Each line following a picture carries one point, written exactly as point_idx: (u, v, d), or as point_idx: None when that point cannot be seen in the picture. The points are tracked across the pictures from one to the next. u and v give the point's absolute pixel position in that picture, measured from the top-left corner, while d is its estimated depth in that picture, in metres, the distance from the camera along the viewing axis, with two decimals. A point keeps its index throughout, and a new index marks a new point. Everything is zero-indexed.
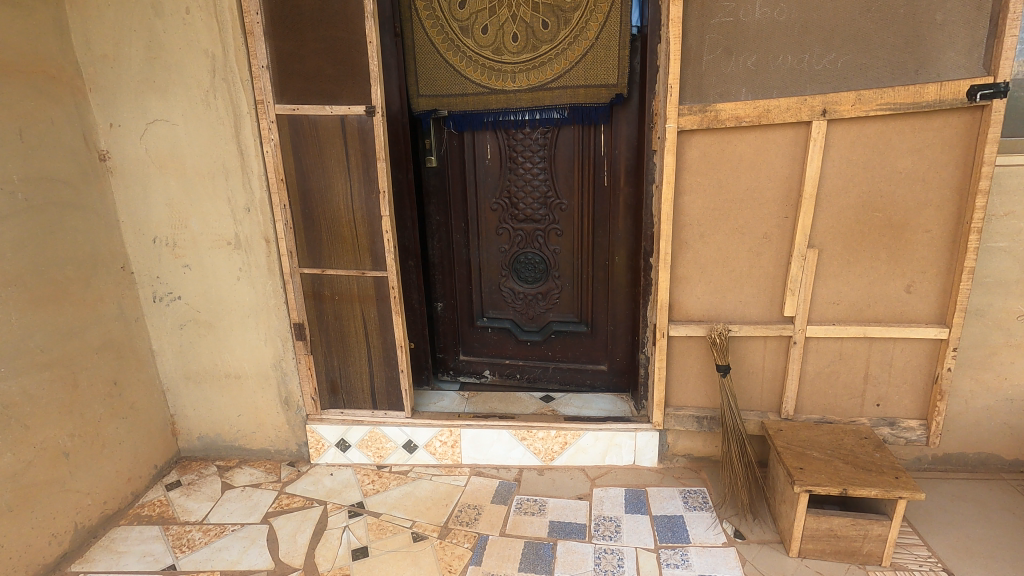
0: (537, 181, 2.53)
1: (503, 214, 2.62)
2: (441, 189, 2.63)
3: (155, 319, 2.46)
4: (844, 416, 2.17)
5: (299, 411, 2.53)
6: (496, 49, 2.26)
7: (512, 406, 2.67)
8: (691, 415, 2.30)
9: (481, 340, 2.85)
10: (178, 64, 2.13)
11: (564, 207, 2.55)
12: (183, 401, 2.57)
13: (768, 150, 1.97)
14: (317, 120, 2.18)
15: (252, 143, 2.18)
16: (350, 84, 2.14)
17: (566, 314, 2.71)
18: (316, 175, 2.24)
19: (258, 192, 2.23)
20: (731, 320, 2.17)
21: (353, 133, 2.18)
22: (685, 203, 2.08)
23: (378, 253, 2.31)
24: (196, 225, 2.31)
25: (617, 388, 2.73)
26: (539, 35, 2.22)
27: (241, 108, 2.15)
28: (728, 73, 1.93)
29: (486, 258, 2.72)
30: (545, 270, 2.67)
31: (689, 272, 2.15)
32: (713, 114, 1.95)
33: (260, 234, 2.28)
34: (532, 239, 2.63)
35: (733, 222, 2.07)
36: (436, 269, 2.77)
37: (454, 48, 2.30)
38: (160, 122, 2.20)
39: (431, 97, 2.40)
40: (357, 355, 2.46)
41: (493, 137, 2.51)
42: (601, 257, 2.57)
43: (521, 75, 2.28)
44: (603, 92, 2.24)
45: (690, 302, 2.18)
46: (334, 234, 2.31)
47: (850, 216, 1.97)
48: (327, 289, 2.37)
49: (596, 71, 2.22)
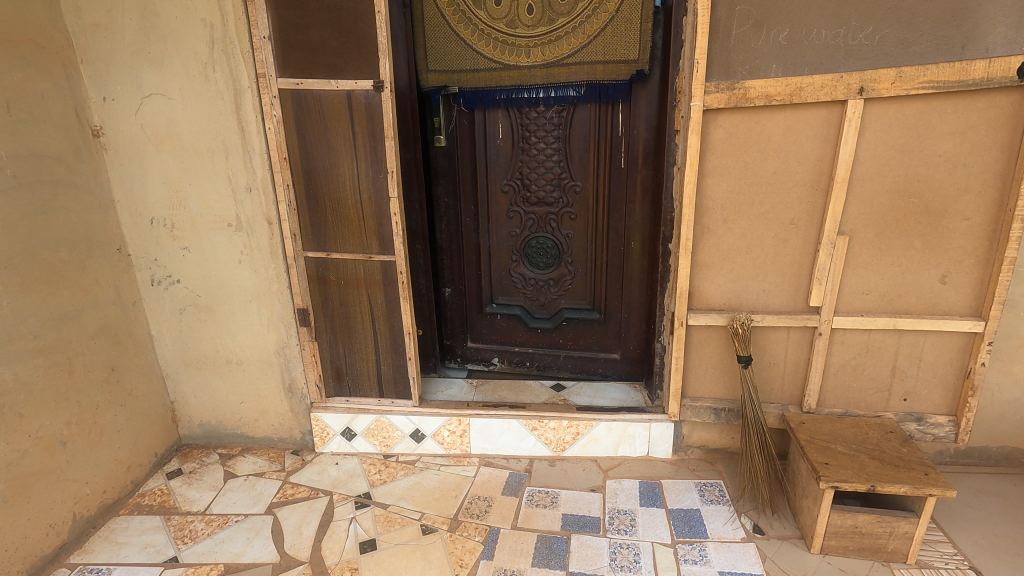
0: (551, 162, 2.42)
1: (514, 197, 2.51)
2: (451, 170, 2.52)
3: (153, 303, 2.37)
4: (868, 411, 2.10)
5: (303, 398, 2.47)
6: (509, 22, 2.17)
7: (523, 395, 2.58)
8: (709, 407, 2.24)
9: (490, 326, 2.76)
10: (175, 35, 2.00)
11: (578, 189, 2.44)
12: (184, 388, 2.50)
13: (798, 131, 1.87)
14: (321, 95, 2.04)
15: (253, 119, 2.06)
16: (357, 57, 2.00)
17: (578, 301, 2.62)
18: (321, 154, 2.11)
19: (260, 170, 2.13)
20: (754, 310, 2.09)
21: (360, 109, 2.04)
22: (708, 186, 1.99)
23: (385, 236, 2.18)
24: (195, 206, 2.21)
25: (630, 377, 2.65)
26: (555, 7, 2.12)
27: (241, 82, 2.03)
28: (758, 48, 1.83)
29: (496, 242, 2.61)
30: (557, 255, 2.56)
31: (710, 259, 2.07)
32: (741, 92, 1.85)
33: (262, 215, 2.19)
34: (544, 223, 2.52)
35: (758, 207, 1.98)
36: (444, 253, 2.66)
37: (465, 21, 2.20)
38: (156, 96, 2.08)
39: (441, 73, 2.30)
40: (363, 342, 2.36)
41: (505, 115, 2.40)
42: (616, 242, 2.47)
43: (537, 51, 2.19)
44: (622, 68, 2.13)
45: (711, 290, 2.11)
46: (338, 216, 2.18)
47: (883, 202, 1.87)
48: (332, 274, 2.26)
49: (616, 46, 2.11)
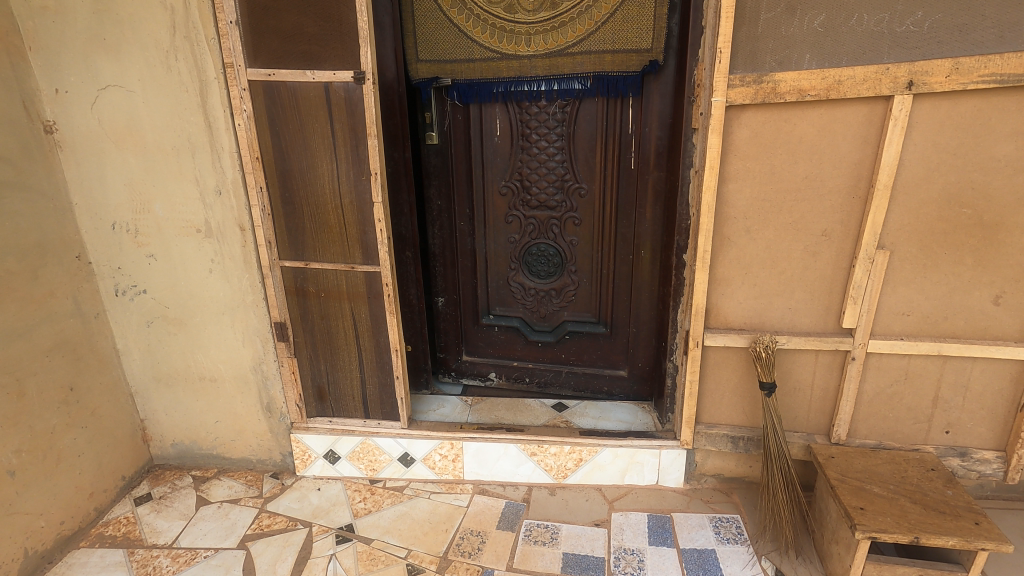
0: (553, 163, 2.20)
1: (514, 200, 2.29)
2: (444, 170, 2.31)
3: (118, 315, 2.17)
4: (905, 443, 1.89)
5: (283, 418, 2.27)
6: (508, 6, 1.96)
7: (522, 415, 2.37)
8: (725, 435, 2.03)
9: (486, 339, 2.55)
10: (133, 19, 1.79)
11: (583, 192, 2.22)
12: (154, 406, 2.31)
13: (835, 131, 1.65)
14: (296, 88, 1.81)
15: (221, 114, 1.85)
16: (336, 45, 1.76)
17: (582, 314, 2.40)
18: (297, 154, 1.89)
19: (231, 171, 1.92)
20: (779, 330, 1.87)
21: (339, 103, 1.81)
22: (729, 193, 1.78)
23: (369, 245, 1.96)
24: (160, 209, 2.00)
25: (638, 397, 2.44)
26: None
27: (207, 73, 1.81)
28: (790, 35, 1.60)
29: (493, 248, 2.39)
30: (560, 263, 2.34)
31: (730, 273, 1.86)
32: (770, 86, 1.62)
33: (234, 221, 1.98)
34: (546, 228, 2.30)
35: (787, 216, 1.76)
36: (436, 260, 2.46)
37: (458, 5, 1.99)
38: (115, 88, 1.87)
39: (431, 64, 2.08)
40: (346, 359, 2.16)
41: (503, 110, 2.18)
42: (625, 250, 2.25)
43: (538, 39, 1.97)
44: (634, 59, 1.91)
45: (731, 308, 1.89)
46: (317, 222, 1.96)
47: (930, 213, 1.65)
48: (312, 285, 2.05)
49: (627, 33, 1.89)
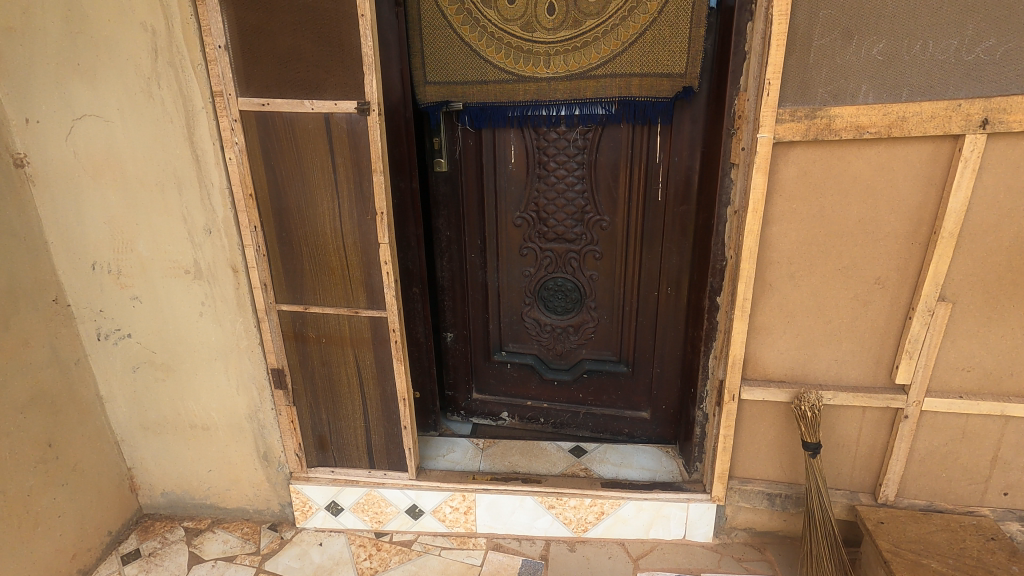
0: (573, 193, 2.03)
1: (529, 231, 2.12)
2: (453, 199, 2.13)
3: (101, 360, 2.00)
4: (958, 505, 1.74)
5: (281, 467, 2.11)
6: (526, 24, 1.78)
7: (538, 461, 2.22)
8: (761, 491, 1.89)
9: (498, 376, 2.39)
10: (109, 41, 1.59)
11: (604, 224, 2.05)
12: (142, 454, 2.14)
13: (894, 171, 1.48)
14: (293, 118, 1.63)
15: (210, 147, 1.67)
16: (337, 71, 1.58)
17: (602, 352, 2.24)
18: (294, 190, 1.71)
19: (221, 209, 1.74)
20: (823, 383, 1.72)
21: (341, 135, 1.63)
22: (773, 235, 1.61)
23: (374, 288, 1.79)
24: (144, 249, 1.82)
25: (661, 439, 2.29)
26: (582, 6, 1.73)
27: (194, 101, 1.63)
28: (847, 65, 1.43)
29: (506, 281, 2.23)
30: (578, 299, 2.18)
31: (771, 321, 1.70)
32: (824, 122, 1.45)
33: (226, 261, 1.81)
34: (563, 262, 2.14)
35: (836, 262, 1.60)
36: (445, 294, 2.29)
37: (471, 22, 1.81)
38: (91, 117, 1.68)
39: (440, 86, 1.90)
40: (349, 407, 1.99)
41: (519, 135, 2.00)
42: (649, 286, 2.08)
43: (559, 60, 1.79)
44: (665, 84, 1.73)
45: (770, 358, 1.73)
46: (317, 263, 1.79)
47: (997, 262, 1.49)
48: (312, 330, 1.88)
49: (657, 55, 1.71)
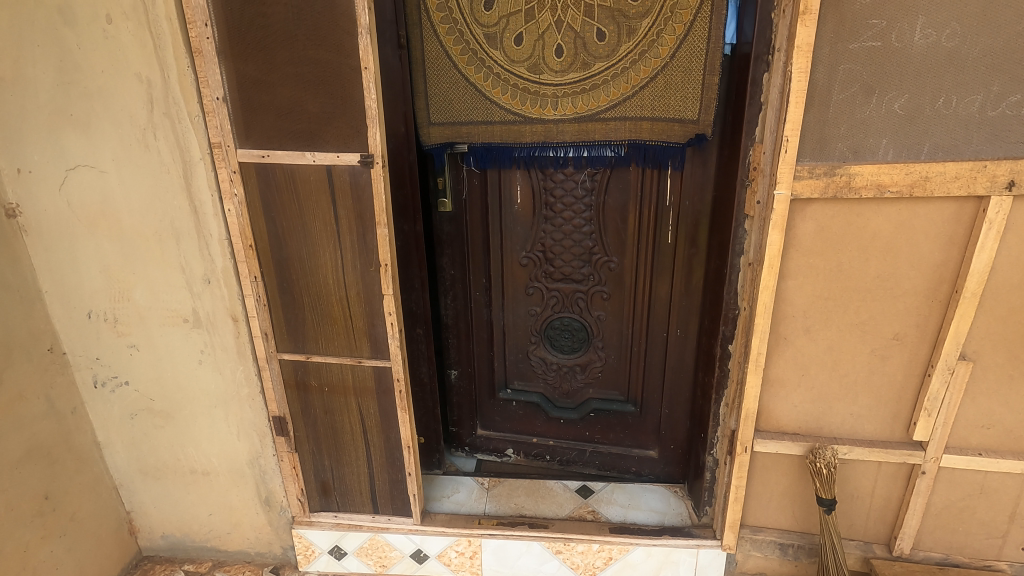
0: (580, 233, 1.98)
1: (535, 271, 2.08)
2: (458, 238, 2.09)
3: (98, 407, 1.95)
4: (974, 558, 1.70)
5: (283, 512, 2.08)
6: (533, 66, 1.72)
7: (544, 502, 2.18)
8: (772, 541, 1.86)
9: (503, 413, 2.35)
10: (103, 92, 1.54)
11: (613, 265, 2.00)
12: (141, 499, 2.10)
13: (914, 228, 1.44)
14: (293, 170, 1.58)
15: (208, 198, 1.62)
16: (339, 121, 1.53)
17: (609, 391, 2.20)
18: (295, 241, 1.66)
19: (220, 259, 1.70)
20: (838, 437, 1.68)
21: (344, 187, 1.58)
22: (788, 290, 1.57)
23: (378, 338, 1.75)
24: (141, 298, 1.78)
25: (669, 478, 2.25)
26: (591, 49, 1.67)
27: (191, 153, 1.58)
28: (868, 121, 1.38)
29: (511, 320, 2.18)
30: (585, 338, 2.14)
31: (785, 374, 1.66)
32: (844, 179, 1.41)
33: (226, 311, 1.77)
34: (570, 302, 2.09)
35: (853, 317, 1.56)
36: (449, 332, 2.25)
37: (476, 63, 1.75)
38: (86, 167, 1.63)
39: (445, 126, 1.85)
40: (353, 454, 1.95)
41: (525, 176, 1.95)
42: (658, 327, 2.04)
43: (567, 101, 1.73)
44: (676, 129, 1.68)
45: (784, 410, 1.70)
46: (319, 313, 1.74)
47: (1019, 321, 1.46)
48: (314, 379, 1.84)
49: (669, 100, 1.66)
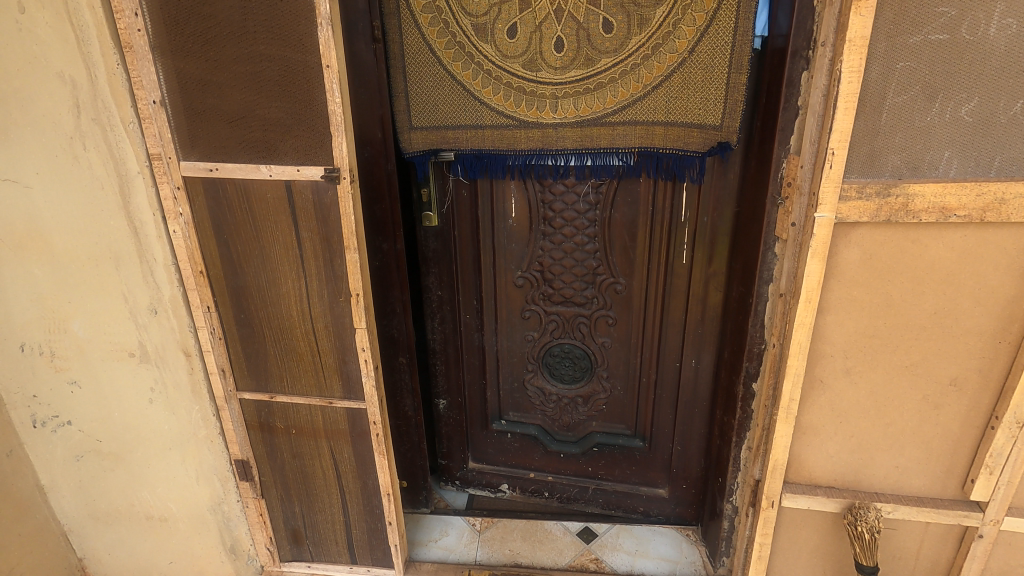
0: (582, 252, 1.75)
1: (531, 292, 1.85)
2: (445, 256, 1.85)
3: (38, 449, 1.72)
4: None
5: (251, 560, 1.87)
6: (528, 62, 1.48)
7: (542, 548, 1.96)
8: None
9: (497, 446, 2.13)
10: (21, 90, 1.28)
11: (619, 288, 1.77)
12: (94, 545, 1.88)
13: (981, 259, 1.21)
14: (247, 186, 1.35)
15: (149, 219, 1.40)
16: (299, 129, 1.29)
17: (614, 425, 1.98)
18: (253, 267, 1.43)
19: (167, 288, 1.47)
20: (880, 492, 1.46)
21: (306, 206, 1.35)
22: (826, 326, 1.34)
23: (351, 377, 1.53)
24: (80, 330, 1.55)
25: (680, 519, 2.03)
26: (596, 42, 1.43)
27: (128, 168, 1.35)
28: (930, 131, 1.15)
29: (506, 346, 1.96)
30: (588, 367, 1.91)
31: (819, 422, 1.43)
32: (901, 201, 1.18)
33: (176, 345, 1.55)
34: (571, 327, 1.86)
35: (903, 358, 1.33)
36: (437, 358, 2.02)
37: (463, 59, 1.51)
38: (5, 180, 1.37)
39: (428, 131, 1.61)
40: (326, 501, 1.74)
41: (520, 187, 1.72)
42: (670, 357, 1.82)
43: (568, 103, 1.50)
44: (694, 136, 1.45)
45: (817, 461, 1.47)
46: (283, 349, 1.52)
47: None
48: (280, 420, 1.62)
49: (686, 103, 1.42)
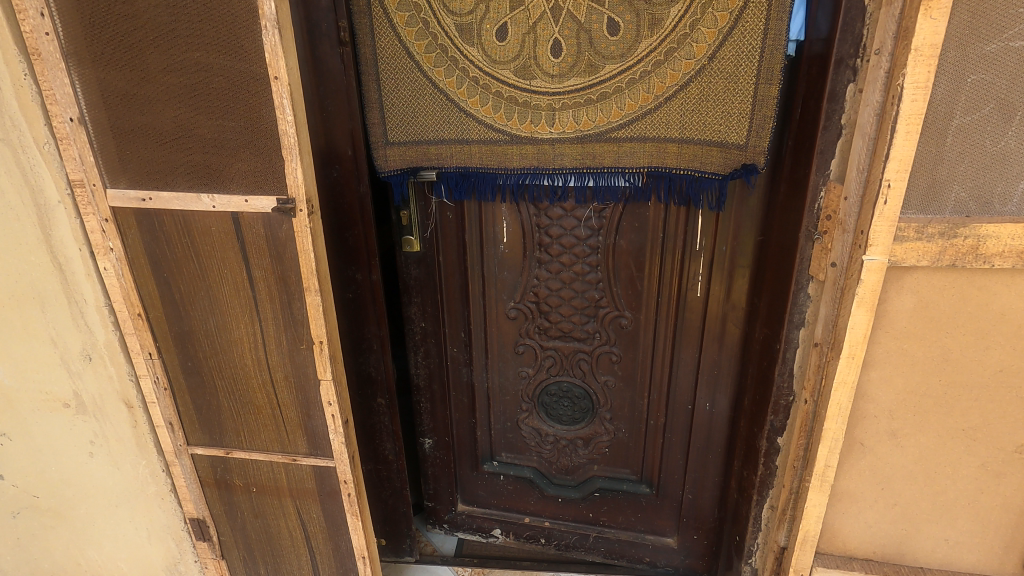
0: (583, 282, 1.55)
1: (526, 325, 1.65)
2: (429, 284, 1.65)
3: None
4: None
5: None
6: (521, 68, 1.27)
7: None
8: None
9: (489, 488, 1.94)
10: None
11: (625, 322, 1.57)
12: None
13: None
14: (188, 218, 1.14)
15: (76, 254, 1.20)
16: (245, 151, 1.08)
17: (618, 469, 1.78)
18: (199, 310, 1.23)
19: (102, 332, 1.28)
20: (925, 567, 1.26)
21: (258, 241, 1.15)
22: (870, 383, 1.14)
23: (317, 432, 1.33)
24: (6, 377, 1.34)
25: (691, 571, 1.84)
26: (599, 46, 1.22)
27: (47, 196, 1.15)
28: (1004, 159, 0.95)
29: (497, 382, 1.76)
30: (589, 407, 1.71)
31: (857, 488, 1.24)
32: (970, 244, 0.99)
33: (116, 395, 1.35)
34: (571, 364, 1.66)
35: (959, 421, 1.13)
36: (421, 394, 1.82)
37: (444, 64, 1.30)
38: None
39: (406, 146, 1.40)
40: (294, 564, 1.53)
41: (512, 210, 1.52)
42: (681, 398, 1.62)
43: (567, 116, 1.29)
44: (714, 156, 1.24)
45: (853, 532, 1.28)
46: (239, 400, 1.32)
47: None
48: (238, 477, 1.42)
49: (705, 117, 1.22)
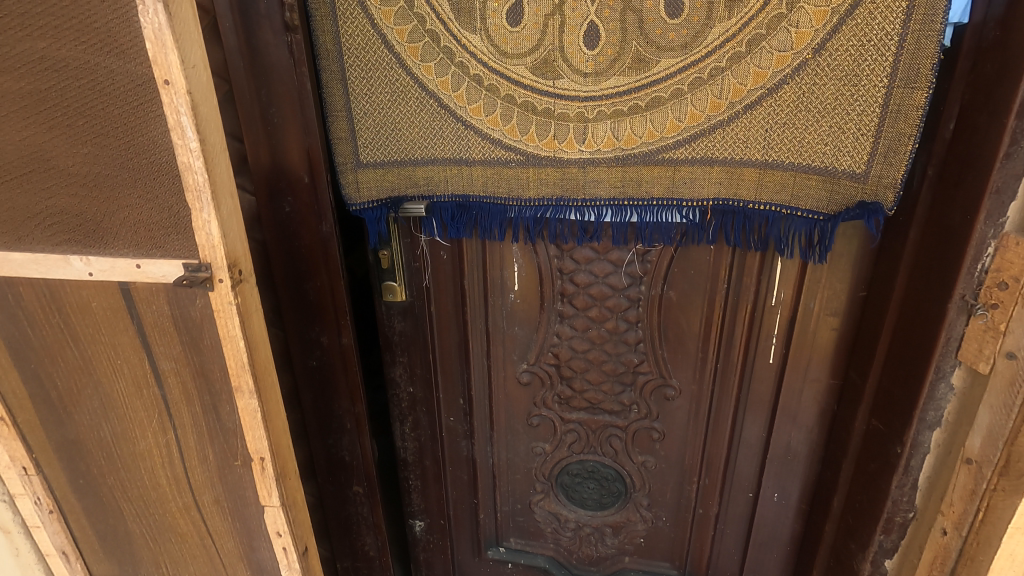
0: (619, 343, 1.19)
1: (542, 393, 1.29)
2: (417, 341, 1.29)
3: None
4: None
5: None
6: (539, 63, 0.90)
7: None
8: None
9: None
10: None
11: (671, 392, 1.22)
12: None
13: None
14: (62, 293, 0.79)
15: None
16: (130, 195, 0.73)
17: (656, 563, 1.44)
18: (87, 413, 0.86)
19: None
20: None
21: (162, 322, 0.78)
22: None
23: (263, 568, 0.96)
24: None
25: None
26: (653, 32, 0.86)
27: None
28: None
29: (505, 459, 1.40)
30: (621, 491, 1.36)
31: None
32: None
33: None
34: (599, 441, 1.31)
35: None
36: (409, 470, 1.46)
37: (432, 58, 0.93)
38: None
39: (380, 168, 1.03)
40: None
41: (526, 251, 1.15)
42: (740, 485, 1.28)
43: (603, 129, 0.92)
44: (815, 187, 0.87)
45: None
46: (155, 528, 0.96)
47: None
48: None
49: (802, 134, 0.86)
